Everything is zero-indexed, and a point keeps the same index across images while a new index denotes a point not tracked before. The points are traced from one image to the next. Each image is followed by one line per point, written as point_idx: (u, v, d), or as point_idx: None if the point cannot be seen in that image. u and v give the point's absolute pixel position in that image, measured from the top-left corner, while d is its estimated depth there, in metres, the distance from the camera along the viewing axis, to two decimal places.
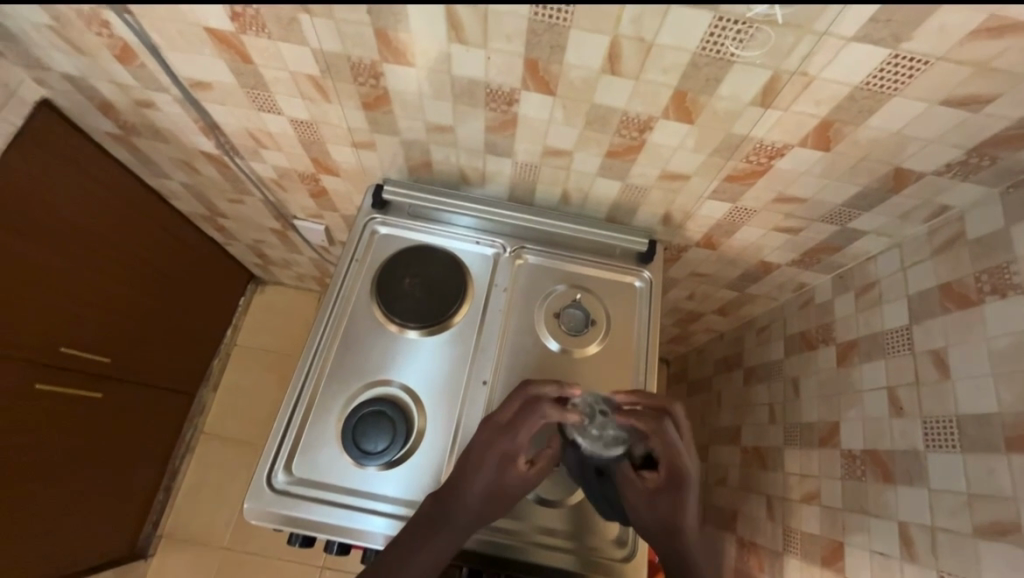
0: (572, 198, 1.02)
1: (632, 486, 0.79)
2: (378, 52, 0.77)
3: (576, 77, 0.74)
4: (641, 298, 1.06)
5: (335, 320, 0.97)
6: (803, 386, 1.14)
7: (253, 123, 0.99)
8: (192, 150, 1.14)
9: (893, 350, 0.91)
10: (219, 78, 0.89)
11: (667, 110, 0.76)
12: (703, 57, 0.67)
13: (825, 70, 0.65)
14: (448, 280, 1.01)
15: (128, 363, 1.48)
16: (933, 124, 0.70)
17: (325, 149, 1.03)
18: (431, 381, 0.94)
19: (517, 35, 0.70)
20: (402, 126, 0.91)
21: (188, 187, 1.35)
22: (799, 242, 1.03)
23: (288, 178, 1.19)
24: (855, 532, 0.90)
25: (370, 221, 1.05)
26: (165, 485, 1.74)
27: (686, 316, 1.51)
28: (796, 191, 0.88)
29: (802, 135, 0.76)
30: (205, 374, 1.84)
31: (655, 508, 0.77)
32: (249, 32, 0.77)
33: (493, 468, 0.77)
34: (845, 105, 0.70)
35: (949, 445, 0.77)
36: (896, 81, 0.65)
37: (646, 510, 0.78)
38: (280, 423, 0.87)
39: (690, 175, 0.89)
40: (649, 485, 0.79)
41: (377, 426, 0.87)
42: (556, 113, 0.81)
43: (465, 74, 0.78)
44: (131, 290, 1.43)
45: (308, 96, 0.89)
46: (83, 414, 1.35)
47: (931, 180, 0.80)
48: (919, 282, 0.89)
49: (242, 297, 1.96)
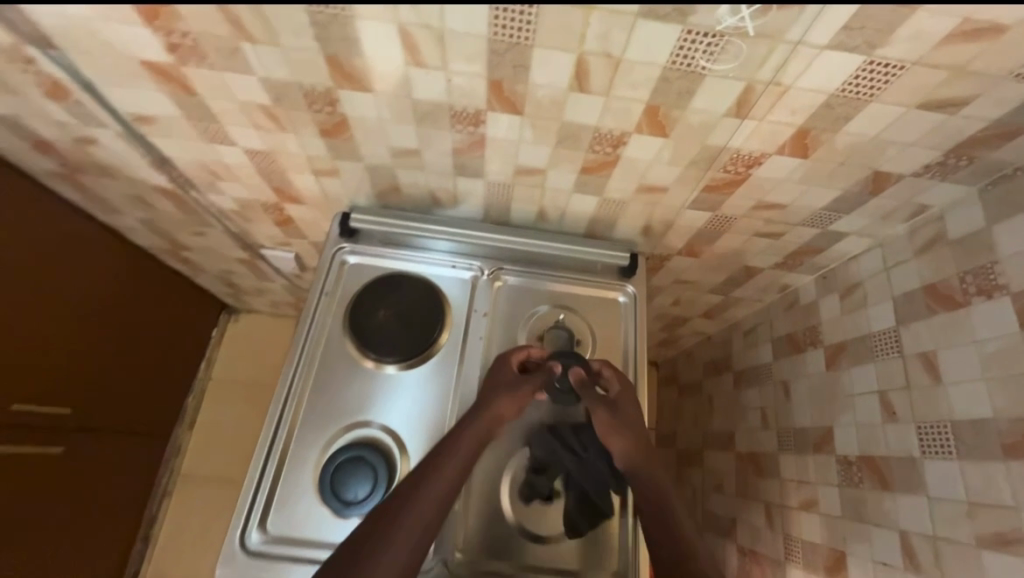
0: (549, 215, 0.98)
1: (602, 410, 0.84)
2: (331, 79, 0.72)
3: (544, 95, 0.70)
4: (626, 313, 1.03)
5: (306, 360, 0.92)
6: (794, 390, 1.12)
7: (206, 155, 0.93)
8: (144, 185, 1.07)
9: (882, 353, 0.90)
10: (163, 111, 0.82)
11: (640, 125, 0.73)
12: (674, 71, 0.64)
13: (799, 80, 0.63)
14: (424, 310, 0.96)
15: (93, 412, 1.40)
16: (910, 128, 0.68)
17: (286, 178, 0.97)
18: (413, 419, 0.89)
19: (477, 56, 0.65)
20: (365, 152, 0.86)
21: (144, 222, 1.27)
22: (781, 246, 1.01)
23: (251, 209, 1.12)
24: (856, 541, 0.89)
25: (339, 252, 1.00)
26: (142, 533, 1.65)
27: (672, 321, 1.49)
28: (776, 198, 0.86)
29: (779, 143, 0.74)
30: (180, 413, 1.76)
31: (626, 423, 0.83)
32: (189, 64, 0.72)
33: (488, 421, 0.80)
34: (821, 113, 0.67)
35: (946, 452, 0.75)
36: (871, 87, 0.63)
37: (621, 430, 0.82)
38: (252, 479, 0.82)
39: (668, 187, 0.86)
40: (613, 404, 0.85)
41: (355, 473, 0.82)
42: (525, 133, 0.78)
43: (426, 97, 0.73)
44: (91, 334, 1.35)
45: (262, 125, 0.83)
46: (45, 472, 1.27)
47: (910, 182, 0.78)
48: (903, 283, 0.88)
49: (215, 328, 1.88)
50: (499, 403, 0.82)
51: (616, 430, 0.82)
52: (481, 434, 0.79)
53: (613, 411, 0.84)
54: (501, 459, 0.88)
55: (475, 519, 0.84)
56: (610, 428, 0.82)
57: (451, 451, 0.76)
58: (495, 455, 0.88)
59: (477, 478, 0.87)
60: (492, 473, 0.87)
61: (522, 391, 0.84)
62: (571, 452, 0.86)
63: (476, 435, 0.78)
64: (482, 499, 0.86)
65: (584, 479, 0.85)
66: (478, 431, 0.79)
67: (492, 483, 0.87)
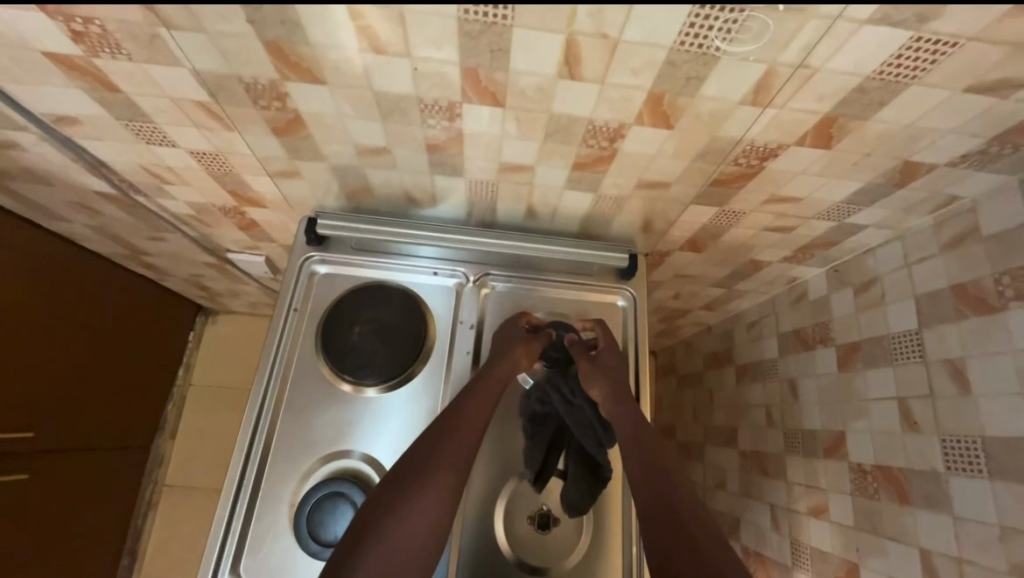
0: (539, 214, 0.88)
1: (582, 358, 0.83)
2: (277, 70, 0.60)
3: (528, 85, 0.60)
4: (625, 318, 0.95)
5: (276, 385, 0.83)
6: (802, 389, 1.06)
7: (146, 158, 0.82)
8: (84, 192, 0.95)
9: (902, 357, 0.83)
10: (87, 111, 0.71)
11: (641, 116, 0.63)
12: (682, 54, 0.54)
13: (830, 61, 0.53)
14: (406, 325, 0.88)
15: (65, 431, 1.32)
16: (952, 114, 0.59)
17: (241, 180, 0.86)
18: (397, 446, 0.82)
19: (447, 40, 0.55)
20: (326, 151, 0.75)
21: (94, 229, 1.15)
22: (792, 240, 0.92)
23: (208, 213, 1.01)
24: (870, 554, 0.85)
25: (307, 261, 0.90)
26: (129, 548, 1.61)
27: (671, 313, 1.41)
28: (791, 191, 0.77)
29: (800, 133, 0.64)
30: (159, 423, 1.69)
31: (609, 371, 0.82)
32: (103, 55, 0.60)
33: (490, 392, 0.75)
34: (852, 98, 0.58)
35: (974, 469, 0.71)
36: (915, 68, 0.53)
37: (603, 377, 0.82)
38: (220, 522, 0.75)
39: (671, 183, 0.77)
40: (595, 354, 0.84)
41: (335, 510, 0.76)
42: (508, 127, 0.67)
43: (390, 89, 0.62)
44: (53, 351, 1.26)
45: (204, 124, 0.72)
46: (19, 498, 1.21)
47: (943, 172, 0.70)
48: (928, 281, 0.81)
49: (191, 332, 1.78)
50: (512, 359, 0.79)
51: (597, 377, 0.82)
52: (484, 411, 0.73)
53: (594, 360, 0.83)
54: (495, 485, 0.82)
55: (467, 553, 0.78)
56: (591, 375, 0.82)
57: (453, 427, 0.70)
58: (488, 482, 0.82)
59: (469, 505, 0.81)
60: (486, 498, 0.81)
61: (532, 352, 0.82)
62: (566, 410, 0.84)
63: (480, 414, 0.73)
64: (475, 531, 0.79)
65: (584, 439, 0.83)
66: (482, 405, 0.74)
67: (485, 511, 0.81)
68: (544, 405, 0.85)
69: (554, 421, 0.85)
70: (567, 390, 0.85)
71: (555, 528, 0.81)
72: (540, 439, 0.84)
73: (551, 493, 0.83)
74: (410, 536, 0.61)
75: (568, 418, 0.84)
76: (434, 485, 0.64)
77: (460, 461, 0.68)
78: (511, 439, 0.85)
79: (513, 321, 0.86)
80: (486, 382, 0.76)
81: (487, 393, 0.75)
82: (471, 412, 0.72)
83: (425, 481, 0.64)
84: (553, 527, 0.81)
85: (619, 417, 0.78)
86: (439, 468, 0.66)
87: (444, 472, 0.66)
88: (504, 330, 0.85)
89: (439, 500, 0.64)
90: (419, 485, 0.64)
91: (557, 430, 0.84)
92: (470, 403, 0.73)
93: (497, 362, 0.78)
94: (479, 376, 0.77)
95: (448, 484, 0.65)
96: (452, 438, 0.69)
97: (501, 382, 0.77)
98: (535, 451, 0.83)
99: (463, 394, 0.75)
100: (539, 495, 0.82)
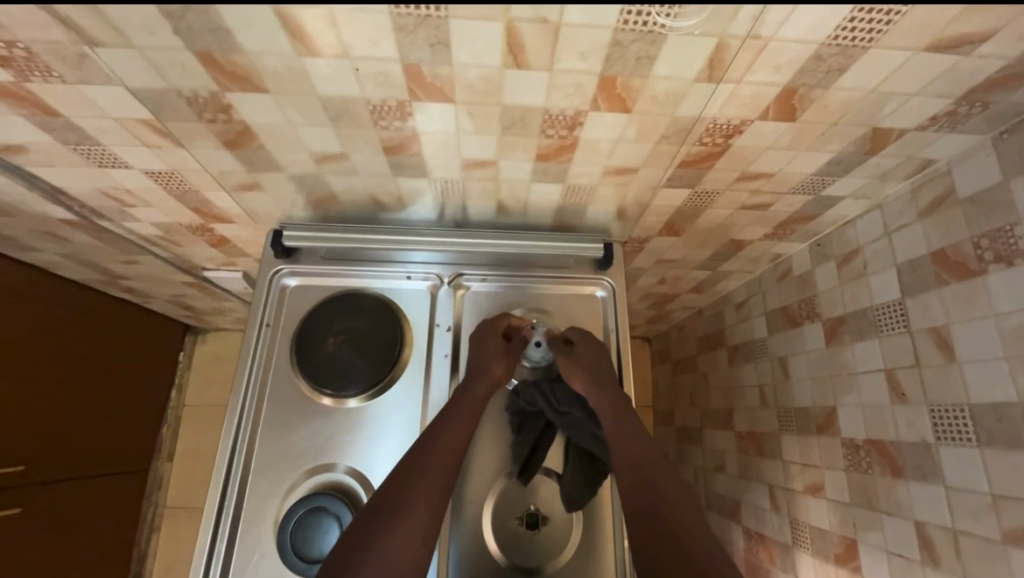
0: (509, 208, 0.86)
1: (560, 353, 0.81)
2: (215, 81, 0.58)
3: (475, 77, 0.58)
4: (606, 309, 0.93)
5: (251, 406, 0.82)
6: (793, 368, 1.05)
7: (102, 182, 0.80)
8: (48, 220, 0.93)
9: (886, 328, 0.82)
10: (32, 138, 0.69)
11: (596, 101, 0.61)
12: (627, 33, 0.52)
13: (781, 30, 0.51)
14: (382, 334, 0.86)
15: (57, 462, 1.31)
16: (915, 75, 0.57)
17: (203, 197, 0.84)
18: (383, 458, 0.81)
19: (383, 37, 0.53)
20: (282, 161, 0.73)
21: (67, 256, 1.14)
22: (770, 216, 0.90)
23: (177, 233, 0.99)
24: (867, 530, 0.84)
25: (276, 275, 0.89)
26: (134, 572, 1.60)
27: (660, 299, 1.39)
28: (761, 167, 0.75)
29: (762, 106, 0.62)
30: (155, 445, 1.68)
31: (586, 365, 0.79)
32: (34, 78, 0.58)
33: (468, 410, 0.74)
34: (810, 67, 0.56)
35: (964, 438, 0.70)
36: (871, 31, 0.51)
37: (585, 371, 0.79)
38: (201, 549, 0.73)
39: (638, 167, 0.74)
40: (572, 349, 0.81)
41: (321, 524, 0.74)
42: (462, 123, 0.65)
43: (335, 91, 0.60)
44: (37, 383, 1.24)
45: (153, 143, 0.70)
46: (15, 534, 1.19)
47: (914, 136, 0.68)
48: (908, 248, 0.79)
49: (181, 352, 1.77)
50: (489, 375, 0.77)
51: (577, 372, 0.79)
52: (461, 435, 0.72)
53: (572, 353, 0.80)
54: (483, 489, 0.81)
55: (458, 562, 0.77)
56: (570, 370, 0.79)
57: (440, 426, 0.72)
58: (477, 488, 0.81)
59: (457, 513, 0.79)
60: (475, 500, 0.80)
61: (511, 363, 0.80)
62: (552, 407, 0.81)
63: (458, 435, 0.71)
64: (462, 539, 0.78)
65: (579, 435, 0.81)
66: (462, 418, 0.73)
67: (472, 514, 0.79)
68: (532, 405, 0.84)
69: (542, 417, 0.83)
70: (552, 393, 0.82)
71: (544, 528, 0.79)
72: (523, 433, 0.82)
73: (539, 491, 0.81)
74: (415, 539, 0.63)
75: (552, 413, 0.81)
76: (421, 488, 0.66)
77: (435, 483, 0.67)
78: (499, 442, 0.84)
79: (485, 329, 0.82)
80: (466, 404, 0.74)
81: (462, 416, 0.73)
82: (447, 440, 0.71)
83: (415, 484, 0.66)
84: (542, 526, 0.80)
85: (593, 393, 0.77)
86: (417, 502, 0.65)
87: (430, 477, 0.67)
88: (479, 337, 0.81)
89: (423, 518, 0.64)
90: (392, 521, 0.63)
91: (544, 425, 0.83)
92: (447, 425, 0.72)
93: (471, 386, 0.76)
94: (455, 403, 0.74)
95: (422, 509, 0.65)
96: (427, 467, 0.68)
97: (480, 402, 0.75)
98: (520, 445, 0.82)
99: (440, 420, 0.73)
100: (526, 494, 0.81)
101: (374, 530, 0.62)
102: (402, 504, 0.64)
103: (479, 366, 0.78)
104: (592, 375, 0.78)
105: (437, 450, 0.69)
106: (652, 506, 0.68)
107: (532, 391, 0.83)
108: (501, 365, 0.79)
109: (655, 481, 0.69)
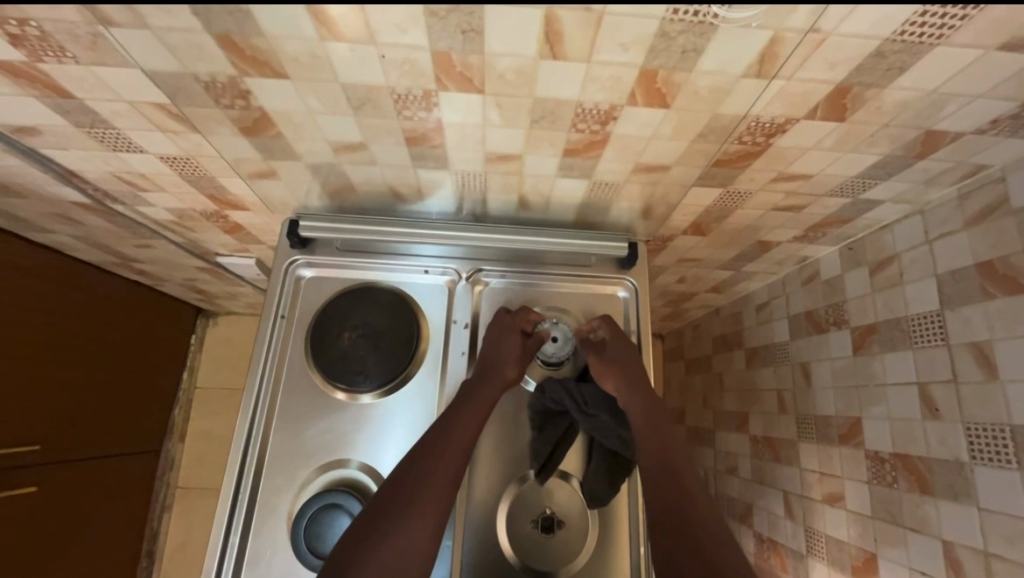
0: (531, 203, 0.83)
1: (590, 352, 0.80)
2: (233, 66, 0.56)
3: (507, 68, 0.55)
4: (627, 309, 0.90)
5: (266, 399, 0.81)
6: (815, 374, 1.02)
7: (115, 166, 0.78)
8: (62, 203, 0.92)
9: (922, 339, 0.79)
10: (46, 121, 0.67)
11: (634, 96, 0.58)
12: (675, 24, 0.48)
13: (842, 24, 0.47)
14: (396, 329, 0.84)
15: (72, 441, 1.33)
16: (982, 75, 0.53)
17: (218, 184, 0.82)
18: (397, 454, 0.80)
19: (413, 23, 0.49)
20: (301, 150, 0.70)
21: (81, 239, 1.12)
22: (803, 219, 0.86)
23: (191, 218, 0.97)
24: (888, 545, 0.83)
25: (291, 265, 0.87)
26: (147, 550, 1.64)
27: (677, 297, 1.36)
28: (800, 169, 0.71)
29: (810, 105, 0.58)
30: (167, 426, 1.70)
31: (618, 362, 0.78)
32: (47, 58, 0.56)
33: (482, 404, 0.72)
34: (869, 64, 0.52)
35: (1002, 460, 0.67)
36: (943, 26, 0.47)
37: (614, 369, 0.77)
38: (216, 538, 0.73)
39: (671, 165, 0.71)
40: (601, 346, 0.80)
41: (334, 521, 0.74)
42: (489, 114, 0.62)
43: (358, 79, 0.57)
44: (54, 362, 1.25)
45: (169, 128, 0.68)
46: (32, 509, 1.22)
47: (969, 141, 0.63)
48: (950, 259, 0.75)
49: (193, 335, 1.77)
50: (502, 376, 0.75)
51: (609, 369, 0.78)
52: (471, 435, 0.70)
53: (602, 352, 0.79)
54: (497, 491, 0.80)
55: (470, 561, 0.76)
56: (603, 370, 0.78)
57: (455, 421, 0.70)
58: (490, 487, 0.80)
59: (471, 515, 0.78)
60: (488, 503, 0.79)
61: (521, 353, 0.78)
62: (579, 408, 0.79)
63: (468, 431, 0.69)
64: (476, 542, 0.77)
65: (604, 437, 0.80)
66: (477, 414, 0.71)
67: (485, 518, 0.78)
68: (557, 405, 0.81)
69: (566, 417, 0.81)
70: (581, 396, 0.79)
71: (557, 533, 0.78)
72: (546, 433, 0.80)
73: (554, 495, 0.80)
74: (424, 533, 0.61)
75: (579, 413, 0.79)
76: (433, 482, 0.64)
77: (448, 479, 0.66)
78: (515, 442, 0.82)
79: (505, 328, 0.79)
80: (476, 403, 0.72)
81: (477, 409, 0.71)
82: (456, 435, 0.69)
83: (427, 478, 0.65)
84: (558, 530, 0.79)
85: (622, 393, 0.76)
86: (423, 499, 0.63)
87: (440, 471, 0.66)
88: (498, 336, 0.79)
89: (433, 515, 0.63)
90: (399, 519, 0.61)
91: (566, 428, 0.81)
92: (461, 419, 0.70)
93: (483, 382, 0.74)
94: (467, 400, 0.73)
95: (434, 505, 0.63)
96: (438, 465, 0.66)
97: (491, 400, 0.73)
98: (542, 445, 0.80)
99: (451, 413, 0.71)
100: (541, 499, 0.80)
101: (383, 520, 0.61)
102: (410, 498, 0.63)
103: (492, 364, 0.76)
104: (622, 372, 0.77)
105: (451, 446, 0.68)
106: (672, 501, 0.65)
107: (559, 391, 0.80)
108: (515, 369, 0.76)
109: (664, 477, 0.67)
